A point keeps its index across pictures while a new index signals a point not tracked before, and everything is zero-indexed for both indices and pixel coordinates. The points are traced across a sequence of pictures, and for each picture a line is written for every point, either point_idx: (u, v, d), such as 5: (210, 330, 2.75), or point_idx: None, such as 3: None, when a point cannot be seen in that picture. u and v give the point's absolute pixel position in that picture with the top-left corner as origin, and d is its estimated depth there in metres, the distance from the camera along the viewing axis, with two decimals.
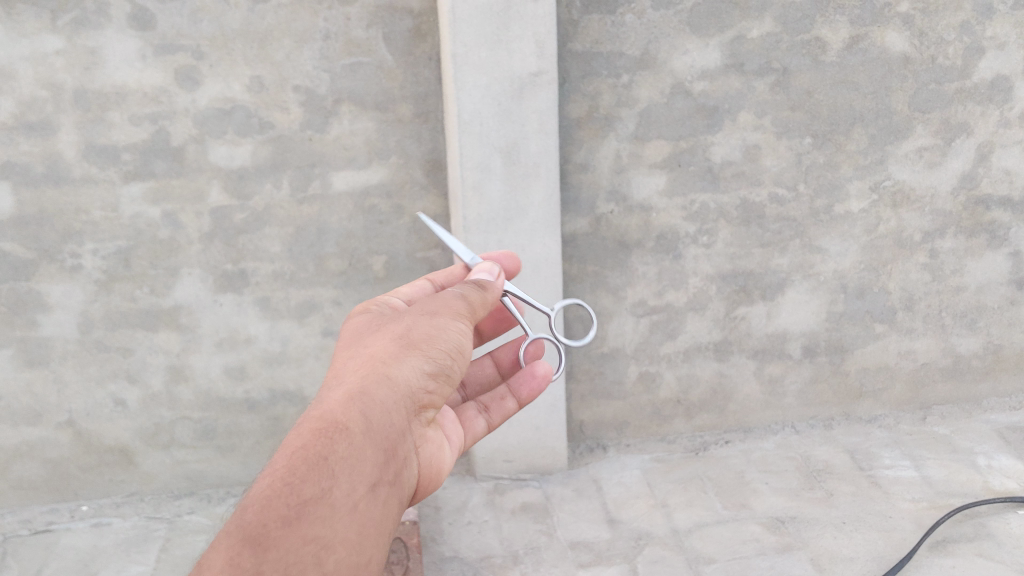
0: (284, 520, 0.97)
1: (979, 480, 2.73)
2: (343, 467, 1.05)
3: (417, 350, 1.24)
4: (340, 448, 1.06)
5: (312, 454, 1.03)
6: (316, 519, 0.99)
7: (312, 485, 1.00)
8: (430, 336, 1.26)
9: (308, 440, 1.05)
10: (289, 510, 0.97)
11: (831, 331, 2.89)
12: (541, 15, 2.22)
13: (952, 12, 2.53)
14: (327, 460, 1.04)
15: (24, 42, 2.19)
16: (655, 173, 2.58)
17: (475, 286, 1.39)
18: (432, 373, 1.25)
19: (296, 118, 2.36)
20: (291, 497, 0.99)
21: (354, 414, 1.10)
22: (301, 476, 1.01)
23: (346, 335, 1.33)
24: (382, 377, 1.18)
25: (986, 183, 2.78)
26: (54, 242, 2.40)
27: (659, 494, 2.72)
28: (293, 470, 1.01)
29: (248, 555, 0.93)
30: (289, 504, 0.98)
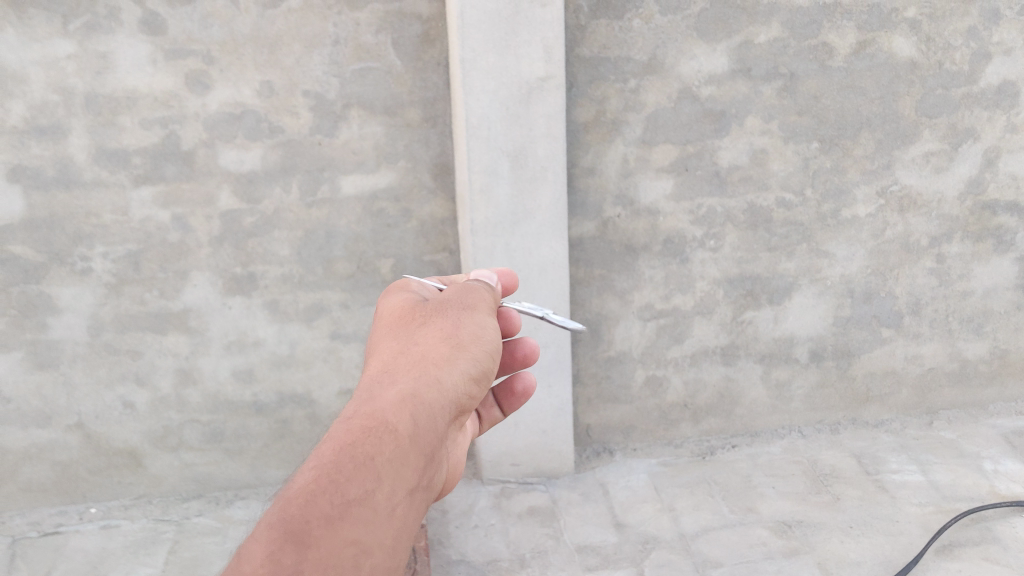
0: (327, 520, 0.83)
1: (985, 484, 2.73)
2: (390, 470, 0.91)
3: (465, 350, 1.12)
4: (387, 450, 0.92)
5: (359, 452, 0.90)
6: (359, 522, 0.86)
7: (357, 485, 0.87)
8: (476, 337, 1.15)
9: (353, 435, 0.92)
10: (332, 509, 0.84)
11: (838, 335, 2.90)
12: (550, 21, 2.23)
13: (959, 18, 2.54)
14: (373, 460, 0.90)
15: (36, 47, 2.20)
16: (662, 177, 2.58)
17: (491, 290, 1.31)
18: (477, 377, 1.12)
19: (305, 122, 2.38)
20: (336, 495, 0.85)
21: (405, 415, 0.97)
22: (347, 475, 0.88)
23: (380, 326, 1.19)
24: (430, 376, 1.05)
25: (993, 188, 2.78)
26: (65, 246, 2.41)
27: (666, 498, 2.72)
28: (339, 466, 0.88)
29: (290, 552, 0.79)
30: (333, 503, 0.85)
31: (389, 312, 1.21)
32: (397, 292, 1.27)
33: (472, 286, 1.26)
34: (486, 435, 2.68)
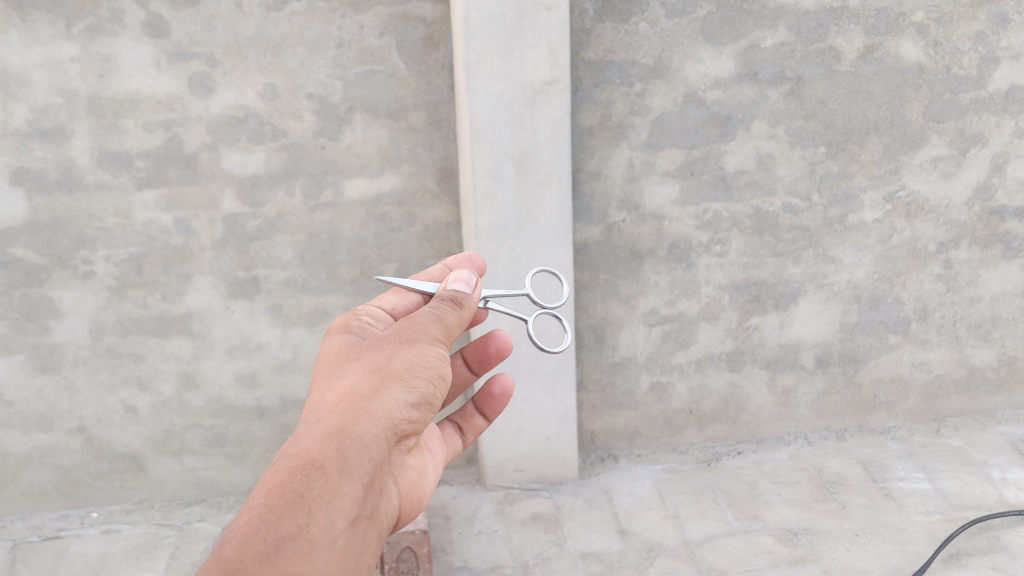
0: (260, 558, 0.95)
1: (993, 493, 2.70)
2: (320, 504, 1.04)
3: (400, 378, 1.22)
4: (318, 485, 1.05)
5: (288, 492, 1.02)
6: (292, 554, 0.98)
7: (288, 522, 1.00)
8: (411, 362, 1.24)
9: (284, 477, 1.04)
10: (265, 546, 0.97)
11: (844, 342, 2.87)
12: (555, 25, 2.22)
13: (967, 22, 2.52)
14: (303, 497, 1.03)
15: (39, 49, 2.20)
16: (668, 181, 2.57)
17: (452, 306, 1.35)
18: (416, 403, 1.23)
19: (308, 126, 2.37)
20: (267, 534, 0.98)
21: (332, 449, 1.09)
22: (278, 513, 1.00)
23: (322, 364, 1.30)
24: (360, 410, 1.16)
25: (1001, 194, 2.76)
26: (67, 249, 2.40)
27: (670, 505, 2.70)
28: (270, 507, 1.00)
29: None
30: (265, 540, 0.97)
31: (331, 351, 1.32)
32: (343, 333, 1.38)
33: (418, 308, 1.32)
34: (488, 441, 2.67)
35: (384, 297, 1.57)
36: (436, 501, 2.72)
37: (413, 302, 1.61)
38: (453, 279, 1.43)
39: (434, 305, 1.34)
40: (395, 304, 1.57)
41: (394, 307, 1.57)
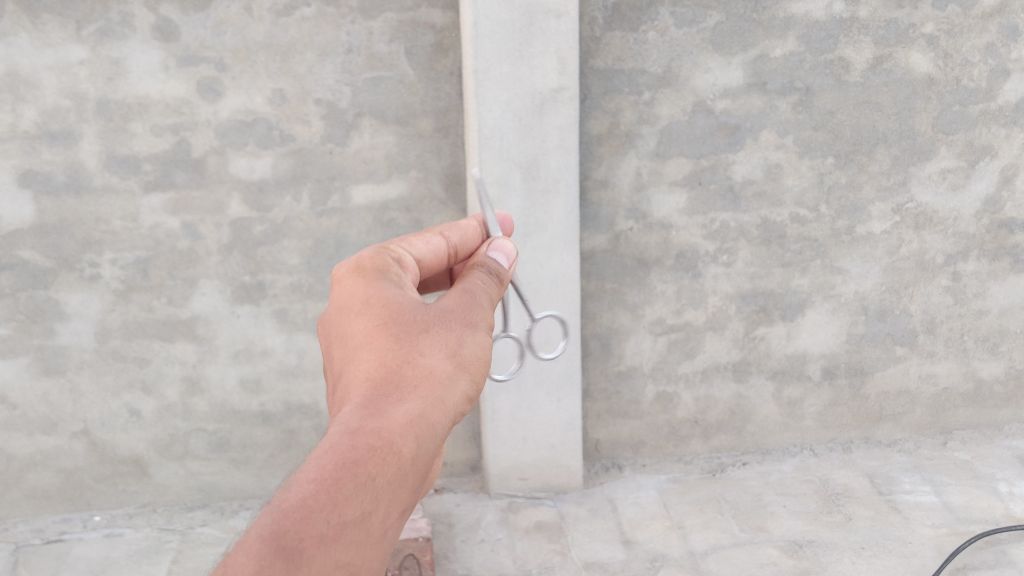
0: (319, 541, 0.71)
1: (1000, 507, 2.69)
2: (386, 497, 0.79)
3: (468, 365, 0.99)
4: (388, 473, 0.80)
5: (361, 471, 0.77)
6: (350, 545, 0.74)
7: (354, 507, 0.75)
8: (479, 353, 1.02)
9: (356, 450, 0.79)
10: (326, 529, 0.72)
11: (851, 353, 2.85)
12: (564, 32, 2.23)
13: (977, 34, 2.53)
14: (373, 482, 0.78)
15: (48, 52, 2.22)
16: (675, 190, 2.56)
17: (496, 279, 1.19)
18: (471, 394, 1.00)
19: (316, 132, 2.37)
20: (334, 514, 0.73)
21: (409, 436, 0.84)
22: (345, 492, 0.75)
23: (369, 320, 0.99)
24: (434, 398, 0.91)
25: (1010, 207, 2.74)
26: (74, 252, 2.41)
27: (675, 515, 2.68)
28: (340, 482, 0.75)
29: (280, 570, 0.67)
30: (328, 521, 0.72)
31: (378, 303, 1.01)
32: (383, 281, 1.06)
33: (467, 282, 1.14)
34: (493, 449, 2.66)
35: (414, 241, 1.21)
36: (439, 509, 2.71)
37: (440, 253, 1.25)
38: (494, 246, 1.27)
39: (479, 274, 1.18)
40: (423, 252, 1.22)
41: (421, 257, 1.22)
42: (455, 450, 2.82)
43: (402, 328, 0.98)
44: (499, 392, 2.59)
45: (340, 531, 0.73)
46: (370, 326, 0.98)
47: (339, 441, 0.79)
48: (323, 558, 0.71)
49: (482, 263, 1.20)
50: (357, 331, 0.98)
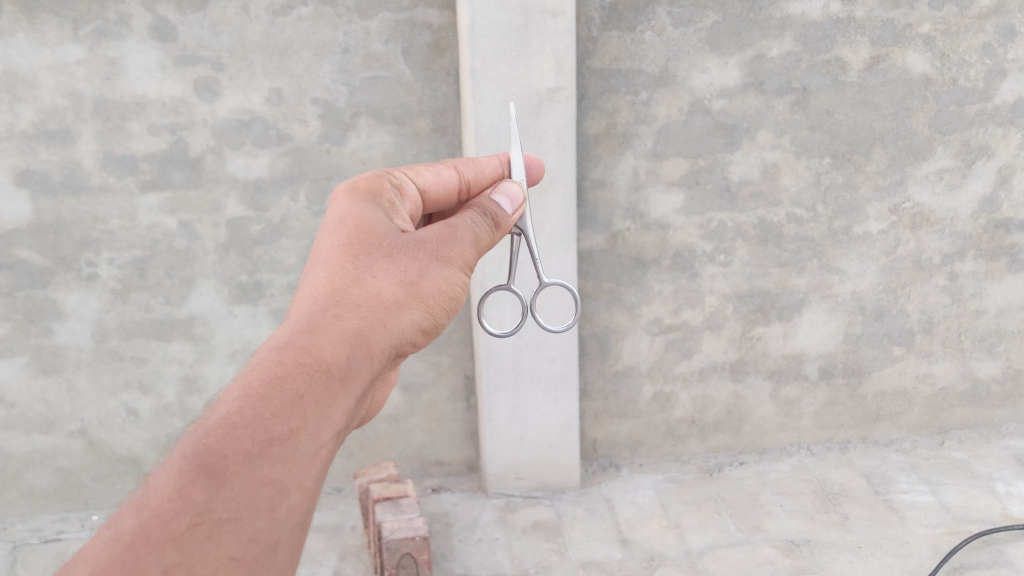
0: (245, 458, 0.69)
1: (997, 506, 2.69)
2: (319, 417, 0.75)
3: (421, 299, 0.95)
4: (321, 393, 0.76)
5: (286, 390, 0.74)
6: (278, 462, 0.71)
7: (279, 425, 0.72)
8: (439, 289, 0.98)
9: (284, 365, 0.76)
10: (251, 446, 0.70)
11: (849, 353, 2.86)
12: (561, 32, 2.23)
13: (974, 34, 2.53)
14: (303, 400, 0.74)
15: (45, 51, 2.22)
16: (673, 191, 2.57)
17: (491, 223, 1.12)
18: (428, 326, 0.95)
19: (314, 132, 2.38)
20: (257, 431, 0.71)
21: (343, 355, 0.80)
22: (271, 409, 0.72)
23: (337, 239, 0.96)
24: (379, 320, 0.88)
25: (1007, 207, 2.75)
26: (72, 251, 2.41)
27: (672, 514, 2.68)
28: (264, 399, 0.73)
29: (200, 489, 0.67)
30: (252, 439, 0.70)
31: (350, 223, 0.98)
32: (366, 203, 1.03)
33: (453, 219, 1.08)
34: (491, 448, 2.67)
35: (422, 171, 1.18)
36: (437, 509, 2.71)
37: (451, 188, 1.21)
38: (499, 190, 1.19)
39: (472, 213, 1.11)
40: (430, 183, 1.18)
41: (425, 188, 1.18)
42: (453, 449, 2.83)
43: (366, 249, 0.95)
44: (497, 392, 2.59)
45: (264, 448, 0.71)
46: (336, 243, 0.95)
47: (271, 355, 0.76)
48: (246, 475, 0.69)
49: (478, 204, 1.13)
50: (323, 249, 0.95)
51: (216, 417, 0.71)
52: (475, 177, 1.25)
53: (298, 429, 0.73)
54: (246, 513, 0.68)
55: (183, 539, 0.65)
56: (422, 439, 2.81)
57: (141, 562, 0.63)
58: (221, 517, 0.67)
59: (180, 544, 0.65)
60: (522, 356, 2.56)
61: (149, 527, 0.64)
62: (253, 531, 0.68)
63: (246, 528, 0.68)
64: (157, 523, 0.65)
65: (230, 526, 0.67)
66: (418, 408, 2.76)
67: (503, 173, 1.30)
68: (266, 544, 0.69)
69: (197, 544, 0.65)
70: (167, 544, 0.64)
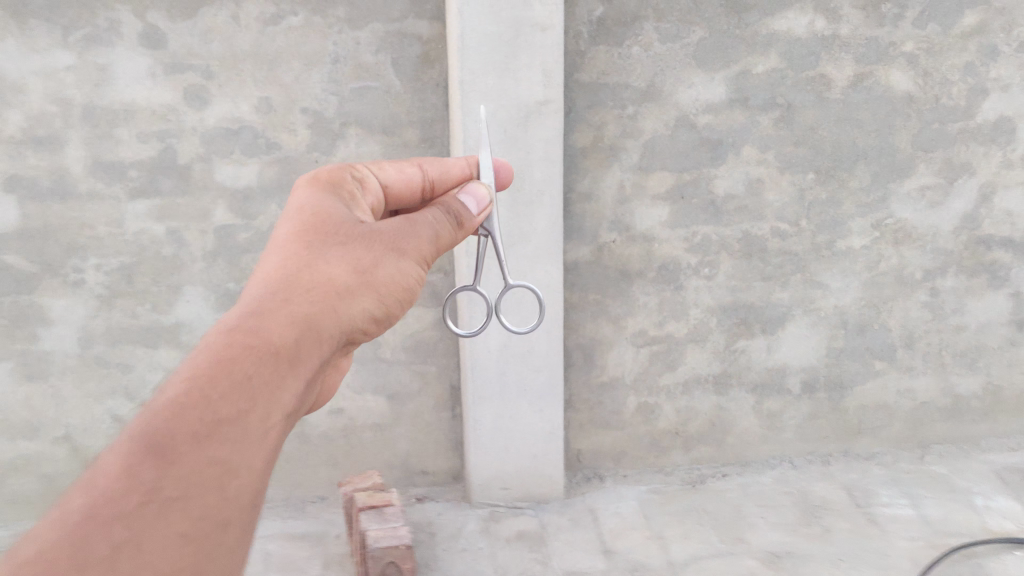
0: (194, 438, 0.65)
1: (976, 520, 2.71)
2: (269, 398, 0.72)
3: (372, 288, 0.93)
4: (269, 373, 0.73)
5: (235, 371, 0.70)
6: (227, 442, 0.67)
7: (228, 405, 0.68)
8: (391, 281, 0.96)
9: (233, 347, 0.72)
10: (200, 426, 0.66)
11: (831, 367, 2.88)
12: (550, 45, 2.26)
13: (956, 53, 2.57)
14: (251, 380, 0.71)
15: (35, 57, 2.23)
16: (658, 204, 2.59)
17: (452, 222, 1.12)
18: (379, 316, 0.93)
19: (303, 140, 2.39)
20: (204, 410, 0.67)
21: (293, 337, 0.77)
22: (218, 389, 0.69)
23: (293, 226, 0.93)
24: (330, 306, 0.85)
25: (988, 224, 2.79)
26: (58, 257, 2.41)
27: (655, 525, 2.70)
28: (211, 379, 0.69)
29: (150, 467, 0.62)
30: (200, 419, 0.66)
31: (308, 210, 0.97)
32: (326, 193, 1.03)
33: (415, 214, 1.08)
34: (476, 457, 2.68)
35: (386, 166, 1.19)
36: (421, 518, 2.72)
37: (414, 184, 1.22)
38: (465, 190, 1.19)
39: (433, 211, 1.10)
40: (391, 178, 1.19)
41: (388, 182, 1.19)
42: (438, 459, 2.83)
43: (322, 237, 0.94)
44: (481, 402, 2.60)
45: (212, 429, 0.67)
46: (292, 226, 0.93)
47: (219, 337, 0.73)
48: (196, 455, 0.65)
49: (442, 203, 1.13)
50: (277, 235, 0.93)
51: (163, 397, 0.67)
52: (439, 176, 1.26)
53: (248, 410, 0.70)
54: (195, 493, 0.64)
55: (132, 519, 0.60)
56: (406, 448, 2.81)
57: (89, 542, 0.58)
58: (171, 497, 0.62)
59: (129, 524, 0.60)
60: (508, 365, 2.57)
61: (98, 508, 0.59)
62: (204, 512, 0.64)
63: (196, 507, 0.63)
64: (104, 502, 0.60)
65: (181, 506, 0.63)
66: (403, 417, 2.76)
67: (470, 175, 1.31)
68: (218, 524, 0.65)
69: (145, 523, 0.60)
70: (116, 523, 0.59)
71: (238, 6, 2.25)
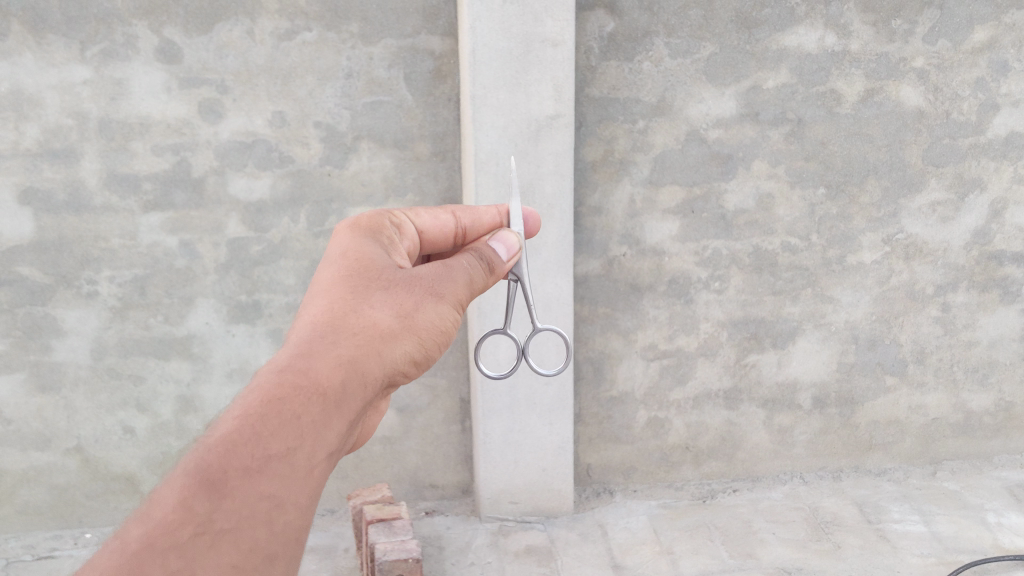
0: (245, 471, 0.64)
1: (988, 537, 2.70)
2: (318, 435, 0.70)
3: (417, 331, 0.92)
4: (318, 410, 0.71)
5: (287, 409, 0.69)
6: (278, 477, 0.66)
7: (280, 441, 0.67)
8: (433, 323, 0.95)
9: (285, 385, 0.71)
10: (251, 460, 0.65)
11: (841, 382, 2.88)
12: (561, 60, 2.27)
13: (967, 69, 2.58)
14: (302, 417, 0.69)
15: (52, 71, 2.26)
16: (669, 218, 2.60)
17: (485, 268, 1.11)
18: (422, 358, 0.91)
19: (316, 154, 2.41)
20: (256, 444, 0.66)
21: (341, 376, 0.76)
22: (271, 426, 0.67)
23: (338, 270, 0.93)
24: (375, 348, 0.84)
25: (999, 239, 2.78)
26: (72, 269, 2.42)
27: (665, 540, 2.69)
28: (264, 415, 0.67)
29: (202, 501, 0.61)
30: (251, 454, 0.65)
31: (351, 256, 0.96)
32: (367, 239, 1.01)
33: (451, 259, 1.07)
34: (485, 472, 2.68)
35: (421, 214, 1.20)
36: (430, 532, 2.72)
37: (448, 232, 1.24)
38: (497, 238, 1.20)
39: (469, 257, 1.10)
40: (426, 225, 1.21)
41: (424, 229, 1.20)
42: (448, 472, 2.83)
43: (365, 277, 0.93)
44: (491, 415, 2.61)
45: (264, 464, 0.66)
46: (337, 271, 0.93)
47: (272, 374, 0.72)
48: (246, 490, 0.64)
49: (476, 249, 1.13)
50: (321, 277, 0.93)
51: (217, 432, 0.66)
52: (470, 224, 1.27)
53: (299, 448, 0.68)
54: (246, 525, 0.63)
55: (184, 549, 0.60)
56: (416, 461, 2.81)
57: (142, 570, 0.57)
58: (223, 528, 0.62)
59: (182, 554, 0.59)
60: (519, 379, 2.57)
61: (153, 536, 0.59)
62: (254, 545, 0.63)
63: (245, 539, 0.62)
64: (158, 532, 0.59)
65: (231, 538, 0.62)
66: (413, 431, 2.77)
67: (501, 224, 1.33)
68: (265, 558, 0.63)
69: (194, 555, 0.60)
70: (169, 553, 0.59)
71: (253, 21, 2.28)
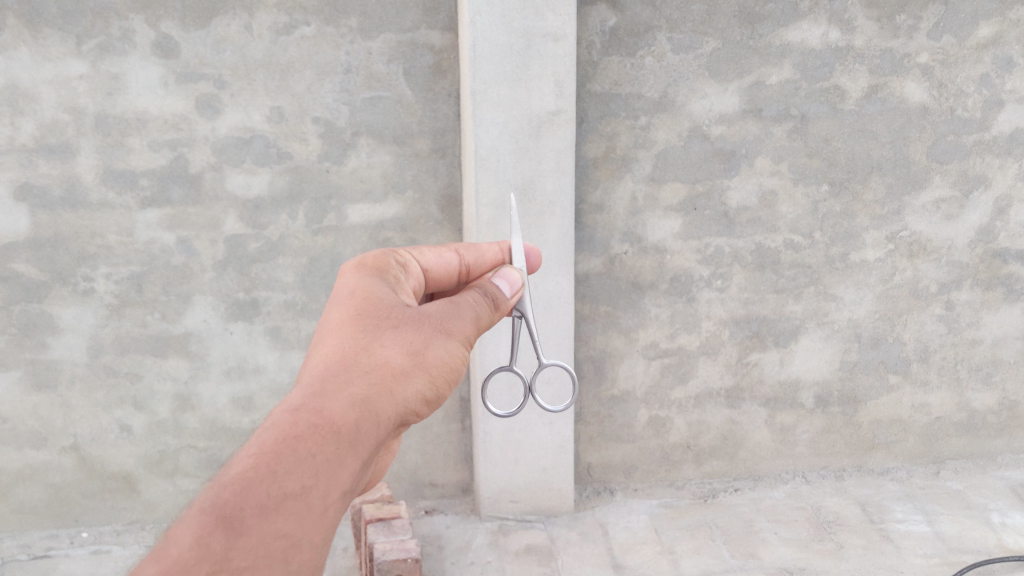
0: (261, 510, 0.69)
1: (992, 538, 2.67)
2: (330, 474, 0.75)
3: (426, 369, 0.95)
4: (330, 452, 0.76)
5: (300, 450, 0.73)
6: (292, 515, 0.70)
7: (294, 481, 0.72)
8: (442, 361, 0.98)
9: (299, 425, 0.75)
10: (268, 499, 0.69)
11: (844, 381, 2.85)
12: (562, 56, 2.25)
13: (972, 65, 2.55)
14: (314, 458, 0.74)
15: (47, 66, 2.23)
16: (670, 215, 2.57)
17: (491, 303, 1.12)
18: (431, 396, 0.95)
19: (314, 150, 2.38)
20: (273, 484, 0.70)
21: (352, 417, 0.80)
22: (285, 467, 0.72)
23: (347, 310, 0.96)
24: (386, 388, 0.87)
25: (1003, 237, 2.76)
26: (68, 265, 2.40)
27: (666, 540, 2.66)
28: (278, 457, 0.72)
29: (219, 539, 0.65)
30: (268, 493, 0.70)
31: (358, 296, 0.99)
32: (374, 279, 1.04)
33: (457, 295, 1.09)
34: (484, 471, 2.65)
35: (426, 252, 1.21)
36: (429, 532, 2.70)
37: (451, 270, 1.24)
38: (500, 275, 1.20)
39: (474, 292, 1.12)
40: (430, 263, 1.21)
41: (427, 267, 1.21)
42: (447, 471, 2.81)
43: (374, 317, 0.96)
44: (492, 414, 2.58)
45: (279, 502, 0.70)
46: (345, 311, 0.95)
47: (286, 416, 0.76)
48: (262, 529, 0.68)
49: (480, 285, 1.14)
50: (329, 317, 0.95)
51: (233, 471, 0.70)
52: (473, 262, 1.28)
53: (312, 487, 0.73)
54: (262, 563, 0.67)
55: None
56: (415, 460, 2.79)
57: None
58: (240, 566, 0.66)
59: None
60: (519, 378, 2.55)
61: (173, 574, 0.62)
62: None
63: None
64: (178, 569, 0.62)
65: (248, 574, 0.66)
66: (412, 429, 2.75)
67: (504, 260, 1.32)
68: None
69: None
70: None
71: (250, 15, 2.25)
